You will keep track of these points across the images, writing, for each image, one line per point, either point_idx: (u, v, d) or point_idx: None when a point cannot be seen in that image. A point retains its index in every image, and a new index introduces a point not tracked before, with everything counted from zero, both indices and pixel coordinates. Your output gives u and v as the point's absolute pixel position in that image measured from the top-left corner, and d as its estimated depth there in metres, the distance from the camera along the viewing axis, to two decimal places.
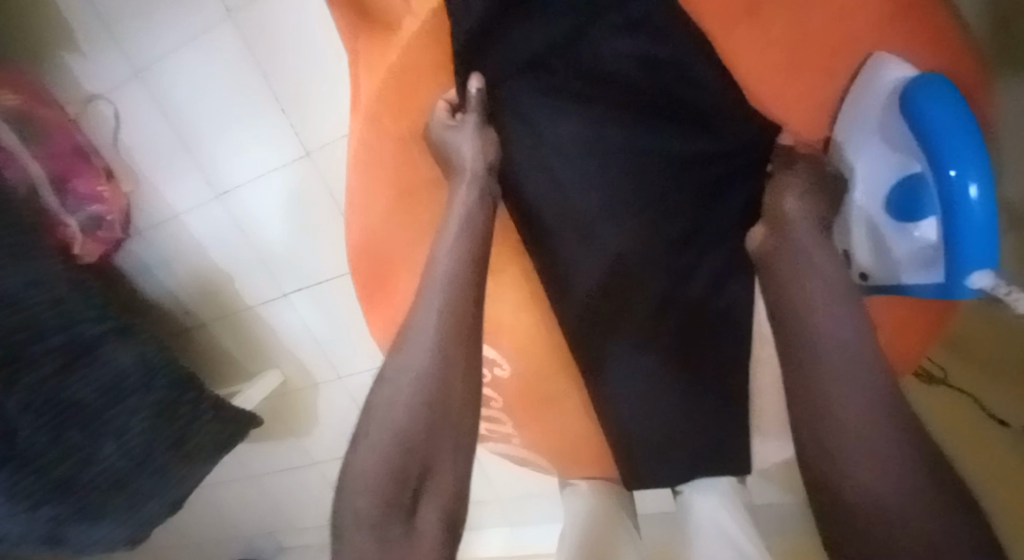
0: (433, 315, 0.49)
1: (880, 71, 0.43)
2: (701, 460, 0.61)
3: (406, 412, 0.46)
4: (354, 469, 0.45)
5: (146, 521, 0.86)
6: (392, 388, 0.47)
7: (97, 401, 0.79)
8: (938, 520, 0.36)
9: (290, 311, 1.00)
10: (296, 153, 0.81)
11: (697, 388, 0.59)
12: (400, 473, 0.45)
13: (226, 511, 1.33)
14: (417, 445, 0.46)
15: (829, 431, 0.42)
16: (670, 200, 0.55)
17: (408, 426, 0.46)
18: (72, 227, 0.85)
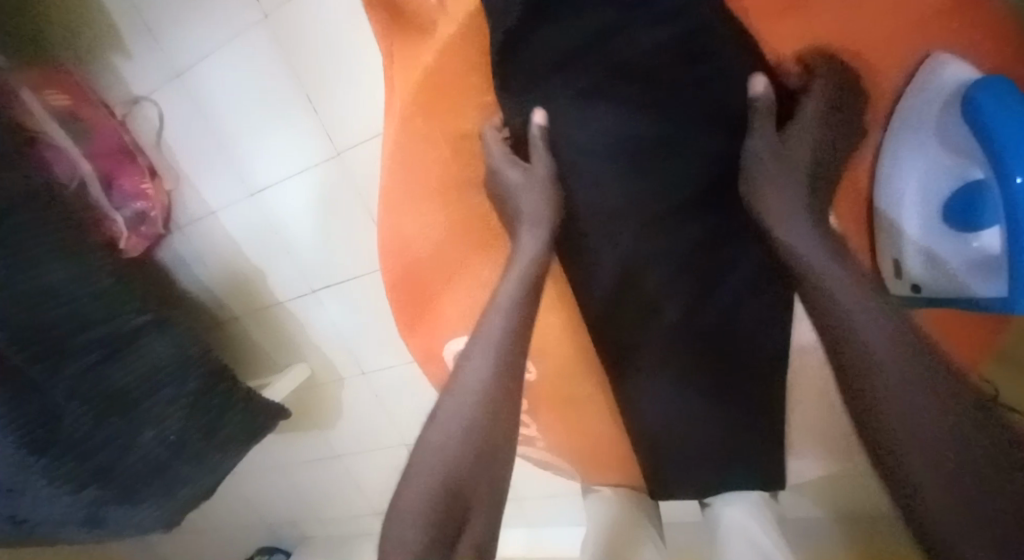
0: (488, 342, 0.46)
1: (936, 74, 0.40)
2: (733, 475, 0.59)
3: (457, 442, 0.42)
4: (403, 499, 0.41)
5: (181, 505, 0.89)
6: (448, 414, 0.43)
7: (138, 390, 0.82)
8: (984, 485, 0.27)
9: (318, 307, 1.01)
10: (326, 153, 0.82)
11: (729, 404, 0.56)
12: (445, 495, 0.40)
13: (254, 499, 1.36)
14: (466, 469, 0.42)
15: (862, 384, 0.32)
16: (707, 203, 0.52)
17: (459, 459, 0.42)
18: (117, 222, 0.90)
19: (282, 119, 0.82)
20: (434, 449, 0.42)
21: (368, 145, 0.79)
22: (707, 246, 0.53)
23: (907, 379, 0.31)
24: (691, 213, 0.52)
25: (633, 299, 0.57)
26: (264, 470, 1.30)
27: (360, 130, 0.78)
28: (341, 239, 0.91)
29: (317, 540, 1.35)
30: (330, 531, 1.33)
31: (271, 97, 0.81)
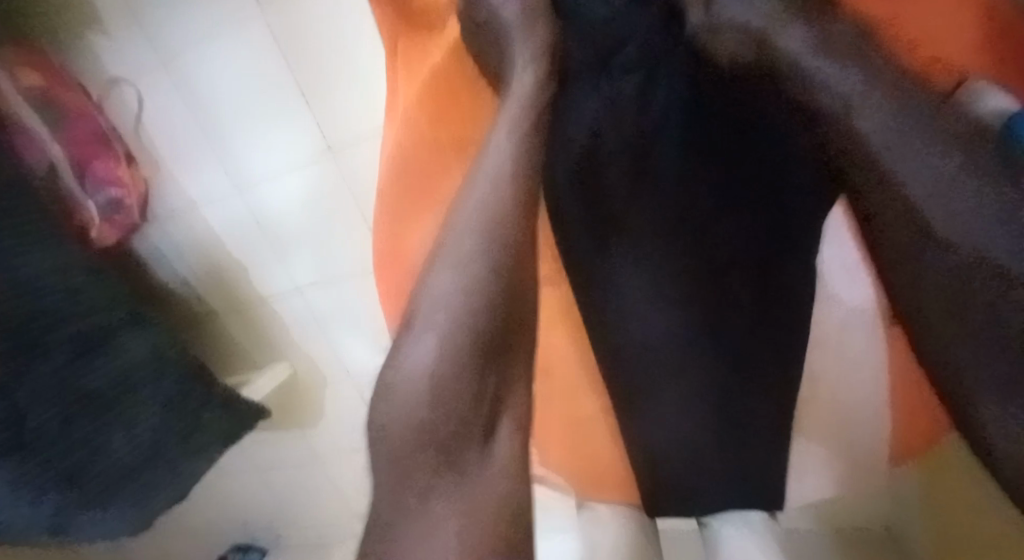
0: (485, 179, 0.35)
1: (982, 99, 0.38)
2: (732, 498, 0.59)
3: (466, 279, 0.32)
4: (401, 369, 0.31)
5: (148, 514, 0.85)
6: (449, 266, 0.33)
7: (110, 392, 0.78)
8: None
9: (304, 305, 0.98)
10: (319, 147, 0.79)
11: (742, 396, 0.54)
12: (475, 362, 0.30)
13: (227, 500, 1.32)
14: (492, 327, 0.31)
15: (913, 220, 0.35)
16: (740, 159, 0.49)
17: (474, 303, 0.31)
18: (89, 211, 0.82)
19: (275, 110, 0.78)
20: (440, 299, 0.32)
21: (367, 141, 0.76)
22: (727, 270, 0.51)
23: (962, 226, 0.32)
24: (710, 237, 0.50)
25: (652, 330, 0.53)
26: (241, 470, 1.26)
27: (359, 126, 0.75)
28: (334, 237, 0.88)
29: (294, 540, 1.32)
30: (310, 530, 1.31)
31: (264, 87, 0.76)
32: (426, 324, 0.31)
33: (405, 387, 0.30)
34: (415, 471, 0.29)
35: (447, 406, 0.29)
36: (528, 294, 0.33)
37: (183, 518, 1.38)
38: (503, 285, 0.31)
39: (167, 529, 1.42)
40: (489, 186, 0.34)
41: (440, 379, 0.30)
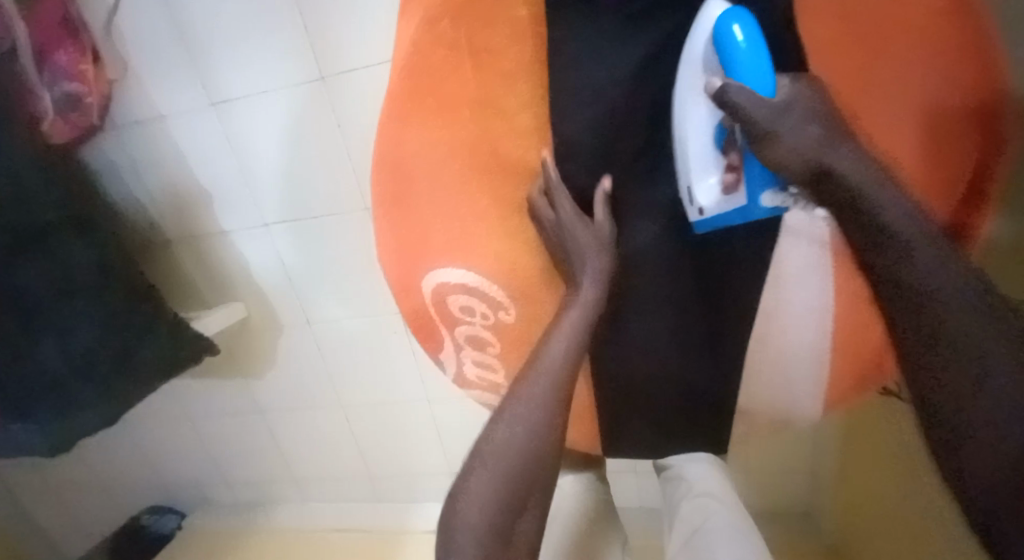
0: (565, 341, 0.49)
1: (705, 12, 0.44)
2: (675, 420, 0.64)
3: (532, 406, 0.48)
4: (464, 487, 0.46)
5: (76, 432, 0.77)
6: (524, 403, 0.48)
7: (43, 292, 0.71)
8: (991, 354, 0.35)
9: (267, 242, 0.95)
10: (310, 75, 0.79)
11: (701, 352, 0.60)
12: (508, 495, 0.45)
13: (147, 452, 1.23)
14: (528, 451, 0.47)
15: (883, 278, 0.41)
16: None
17: (525, 440, 0.47)
18: (43, 102, 0.78)
19: (268, 26, 0.76)
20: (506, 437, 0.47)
21: (365, 74, 0.77)
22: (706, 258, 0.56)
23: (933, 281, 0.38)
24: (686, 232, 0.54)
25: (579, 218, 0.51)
26: (164, 422, 1.18)
27: (357, 58, 0.76)
28: (308, 171, 0.87)
29: (222, 499, 1.27)
30: (240, 492, 1.25)
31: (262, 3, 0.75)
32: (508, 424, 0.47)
33: (495, 452, 0.46)
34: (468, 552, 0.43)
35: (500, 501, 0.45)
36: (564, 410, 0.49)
37: (93, 467, 1.27)
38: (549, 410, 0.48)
39: (66, 482, 1.29)
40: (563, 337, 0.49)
41: (496, 502, 0.44)
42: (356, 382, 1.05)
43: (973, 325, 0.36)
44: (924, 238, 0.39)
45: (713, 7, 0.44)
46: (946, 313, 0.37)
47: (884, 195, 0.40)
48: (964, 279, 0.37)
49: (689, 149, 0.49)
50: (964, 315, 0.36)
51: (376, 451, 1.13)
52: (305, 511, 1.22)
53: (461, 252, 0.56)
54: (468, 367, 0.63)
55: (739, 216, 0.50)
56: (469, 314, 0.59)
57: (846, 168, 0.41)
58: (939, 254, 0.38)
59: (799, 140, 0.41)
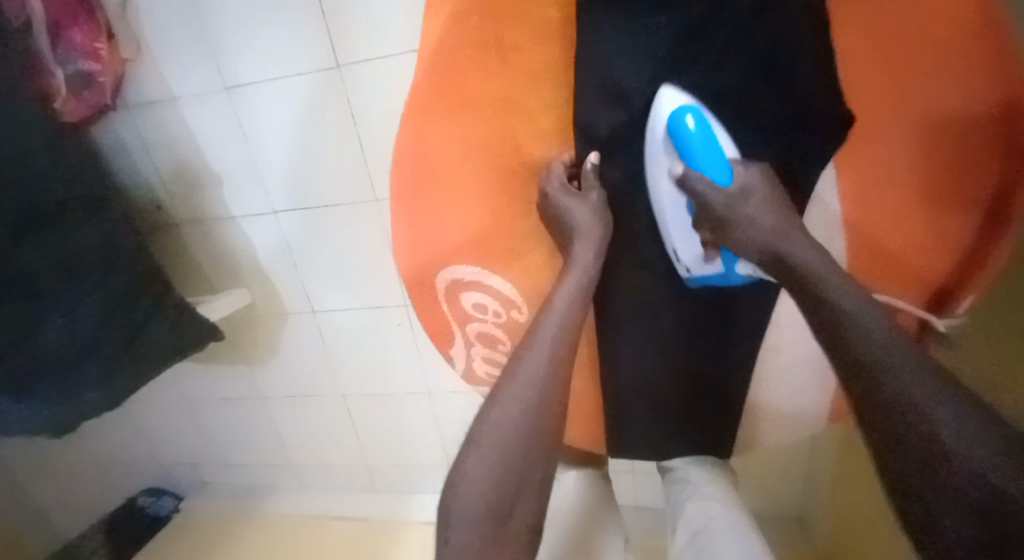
0: (557, 322, 0.48)
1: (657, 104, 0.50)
2: (673, 422, 0.65)
3: (525, 394, 0.45)
4: (457, 475, 0.43)
5: (78, 410, 0.76)
6: (511, 389, 0.45)
7: (53, 269, 0.70)
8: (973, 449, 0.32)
9: (275, 229, 0.95)
10: (326, 64, 0.78)
11: (707, 352, 0.62)
12: (501, 485, 0.43)
13: (146, 433, 1.23)
14: (522, 440, 0.44)
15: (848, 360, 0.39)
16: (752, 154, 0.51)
17: (521, 430, 0.44)
18: (56, 78, 0.77)
19: (285, 12, 0.76)
20: (497, 425, 0.44)
21: (383, 64, 0.77)
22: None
23: (907, 370, 0.36)
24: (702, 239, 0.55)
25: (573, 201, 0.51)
26: (165, 404, 1.18)
27: (375, 48, 0.76)
28: (319, 159, 0.87)
29: (219, 483, 1.27)
30: (237, 477, 1.25)
31: None
32: (498, 408, 0.45)
33: (483, 440, 0.44)
34: (467, 541, 0.42)
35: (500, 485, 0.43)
36: (557, 396, 0.47)
37: (92, 446, 1.27)
38: (544, 391, 0.46)
39: (64, 460, 1.29)
40: (557, 322, 0.48)
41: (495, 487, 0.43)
42: (358, 372, 1.05)
43: (948, 427, 0.33)
44: (886, 332, 0.38)
45: (664, 97, 0.49)
46: (934, 421, 0.34)
47: (845, 292, 0.41)
48: (936, 382, 0.35)
49: (668, 224, 0.54)
50: (947, 416, 0.33)
51: (375, 441, 1.13)
52: (301, 498, 1.22)
53: (476, 250, 0.56)
54: (478, 363, 0.63)
55: (721, 279, 0.55)
56: (482, 310, 0.59)
57: (803, 256, 0.44)
58: (907, 353, 0.37)
59: (755, 227, 0.46)
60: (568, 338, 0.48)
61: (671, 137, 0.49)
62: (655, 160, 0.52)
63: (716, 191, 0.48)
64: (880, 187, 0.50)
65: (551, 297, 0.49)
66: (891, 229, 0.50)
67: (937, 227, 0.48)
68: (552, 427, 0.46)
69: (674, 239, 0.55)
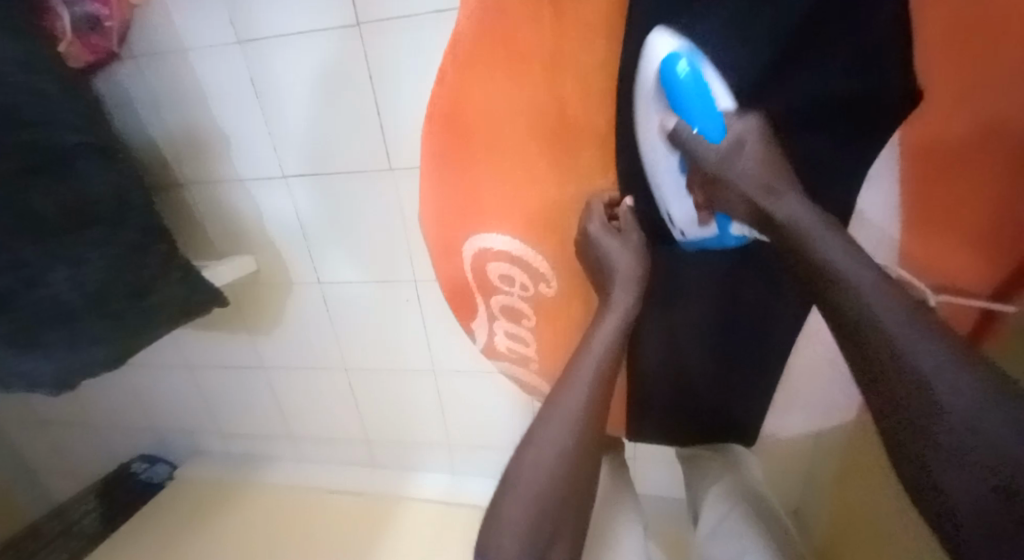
0: (594, 359, 0.46)
1: (649, 53, 0.46)
2: (699, 414, 0.63)
3: (563, 428, 0.43)
4: (498, 508, 0.40)
5: (82, 366, 0.72)
6: (552, 427, 0.43)
7: (59, 217, 0.67)
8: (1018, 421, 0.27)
9: (284, 194, 0.91)
10: (346, 20, 0.75)
11: (737, 341, 0.60)
12: (544, 523, 0.40)
13: (142, 398, 1.20)
14: (561, 481, 0.42)
15: (858, 328, 0.34)
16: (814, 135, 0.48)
17: (561, 467, 0.42)
18: (62, 20, 0.73)
19: None
20: (539, 463, 0.42)
21: (407, 25, 0.74)
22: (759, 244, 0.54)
23: (920, 346, 0.31)
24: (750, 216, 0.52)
25: (616, 241, 0.50)
26: (162, 369, 1.15)
27: (401, 6, 0.72)
28: (335, 122, 0.83)
29: (214, 452, 1.25)
30: (233, 446, 1.23)
31: None
32: (543, 447, 0.42)
33: (526, 478, 0.41)
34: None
35: (544, 528, 0.40)
36: (595, 427, 0.45)
37: (85, 409, 1.24)
38: (584, 428, 0.44)
39: (55, 421, 1.27)
40: (595, 362, 0.46)
41: (545, 493, 0.41)
42: (364, 347, 1.03)
43: (928, 360, 0.30)
44: (880, 284, 0.34)
45: (659, 42, 0.45)
46: (912, 363, 0.30)
47: (832, 246, 0.37)
48: (934, 328, 0.31)
49: (662, 186, 0.50)
50: (932, 363, 0.30)
51: (378, 416, 1.11)
52: (298, 470, 1.20)
53: (508, 215, 0.54)
54: (499, 338, 0.61)
55: (714, 241, 0.52)
56: (508, 283, 0.57)
57: (788, 205, 0.41)
58: (905, 300, 0.33)
59: (742, 181, 0.43)
60: (606, 371, 0.46)
61: (663, 88, 0.46)
62: (648, 117, 0.48)
63: (706, 149, 0.45)
64: (940, 177, 0.45)
65: (587, 337, 0.47)
66: (951, 232, 0.46)
67: (991, 231, 0.44)
68: (589, 448, 0.44)
69: (668, 200, 0.51)
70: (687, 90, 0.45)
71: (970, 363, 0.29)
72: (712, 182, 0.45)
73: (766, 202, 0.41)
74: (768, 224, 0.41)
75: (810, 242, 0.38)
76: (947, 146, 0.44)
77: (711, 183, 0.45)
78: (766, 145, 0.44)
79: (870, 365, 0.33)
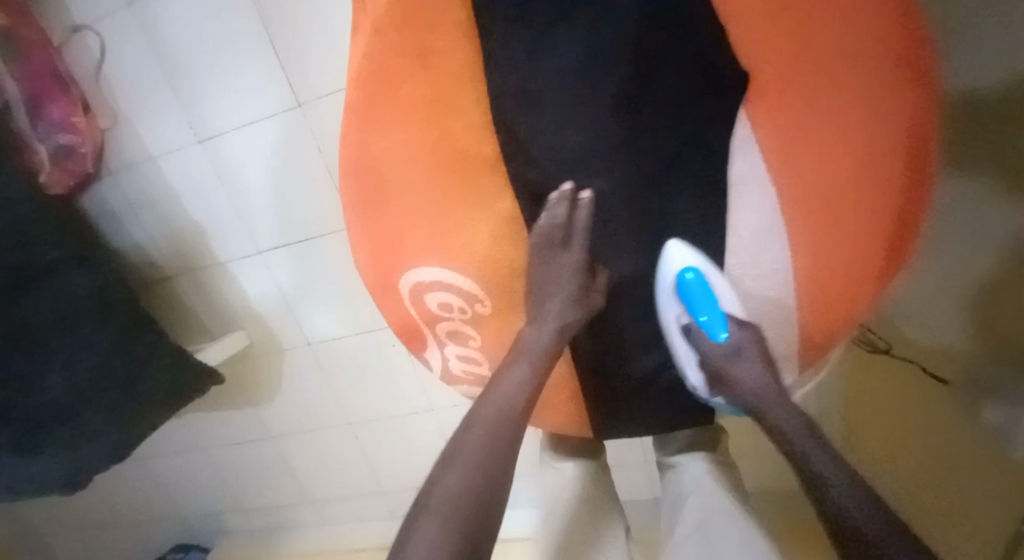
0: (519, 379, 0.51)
1: (666, 258, 0.56)
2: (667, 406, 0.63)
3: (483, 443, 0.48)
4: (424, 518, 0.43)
5: (83, 462, 0.80)
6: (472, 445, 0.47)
7: (49, 324, 0.76)
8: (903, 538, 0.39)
9: (262, 270, 0.99)
10: (289, 104, 0.83)
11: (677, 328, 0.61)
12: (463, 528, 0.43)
13: (167, 487, 1.25)
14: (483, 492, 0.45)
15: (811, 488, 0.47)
16: (672, 124, 0.53)
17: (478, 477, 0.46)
18: (39, 154, 0.82)
19: (245, 58, 0.81)
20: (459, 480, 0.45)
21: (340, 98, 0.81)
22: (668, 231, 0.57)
23: (846, 495, 0.44)
24: (649, 207, 0.54)
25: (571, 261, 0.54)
26: (182, 456, 1.21)
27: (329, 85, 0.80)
28: (295, 196, 0.91)
29: (242, 530, 1.29)
30: (259, 521, 1.27)
31: (235, 39, 0.79)
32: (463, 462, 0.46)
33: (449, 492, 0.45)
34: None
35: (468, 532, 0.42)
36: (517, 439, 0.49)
37: (116, 508, 1.30)
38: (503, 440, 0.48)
39: (91, 523, 1.33)
40: (518, 382, 0.51)
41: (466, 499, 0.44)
42: (359, 401, 1.08)
43: (853, 508, 0.43)
44: (832, 465, 0.46)
45: (672, 251, 0.56)
46: (841, 505, 0.43)
47: (789, 423, 0.51)
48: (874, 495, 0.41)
49: (675, 353, 0.60)
50: (841, 492, 0.44)
51: (387, 469, 1.14)
52: (321, 535, 1.23)
53: (432, 250, 0.58)
54: (453, 362, 0.64)
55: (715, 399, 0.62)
56: (448, 309, 0.60)
57: (759, 393, 0.53)
58: (846, 476, 0.45)
59: (748, 377, 0.53)
60: (527, 387, 0.51)
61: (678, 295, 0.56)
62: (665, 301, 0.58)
63: (711, 344, 0.57)
64: (808, 169, 0.47)
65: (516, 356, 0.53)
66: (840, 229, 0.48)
67: (877, 212, 0.47)
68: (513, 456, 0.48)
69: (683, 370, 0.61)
70: (699, 299, 0.55)
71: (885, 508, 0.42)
72: (718, 371, 0.56)
73: (751, 391, 0.53)
74: (752, 409, 0.53)
75: (776, 418, 0.52)
76: (792, 145, 0.48)
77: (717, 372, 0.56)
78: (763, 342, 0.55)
79: (819, 500, 0.45)
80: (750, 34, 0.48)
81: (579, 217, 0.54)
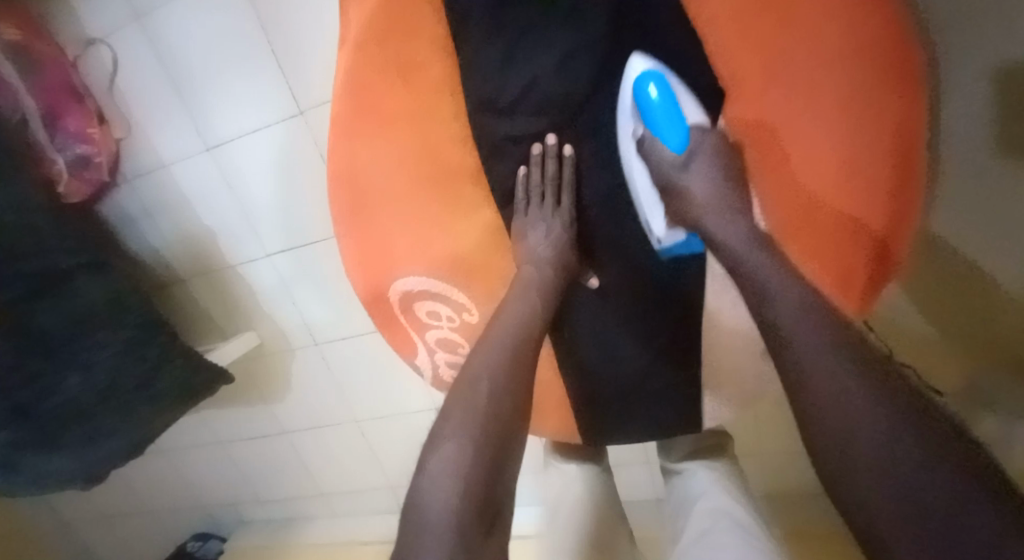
0: (499, 353, 0.48)
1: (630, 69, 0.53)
2: (662, 413, 0.60)
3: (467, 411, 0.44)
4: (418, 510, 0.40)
5: (102, 457, 0.85)
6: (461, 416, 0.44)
7: (66, 330, 0.78)
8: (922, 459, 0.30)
9: (269, 271, 1.01)
10: (290, 110, 0.84)
11: (659, 335, 0.60)
12: (468, 509, 0.40)
13: (188, 479, 1.31)
14: (481, 470, 0.42)
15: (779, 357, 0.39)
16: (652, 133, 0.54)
17: (468, 457, 0.42)
18: (58, 165, 0.87)
19: (246, 68, 0.83)
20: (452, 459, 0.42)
21: None
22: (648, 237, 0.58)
23: (822, 376, 0.36)
24: None
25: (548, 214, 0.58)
26: (201, 450, 1.26)
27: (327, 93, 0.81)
28: (297, 200, 0.92)
29: (259, 520, 1.34)
30: (274, 512, 1.31)
31: (236, 48, 0.81)
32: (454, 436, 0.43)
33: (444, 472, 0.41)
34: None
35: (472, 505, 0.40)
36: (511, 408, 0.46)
37: (142, 497, 1.37)
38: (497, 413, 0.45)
39: (120, 511, 1.40)
40: (499, 351, 0.48)
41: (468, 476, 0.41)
42: (365, 400, 1.10)
43: (837, 404, 0.34)
44: (801, 320, 0.39)
45: (635, 63, 0.52)
46: (811, 391, 0.36)
47: (762, 267, 0.44)
48: (844, 362, 0.35)
49: (637, 186, 0.56)
50: (854, 397, 0.34)
51: (394, 466, 1.16)
52: (333, 526, 1.27)
53: (417, 258, 0.59)
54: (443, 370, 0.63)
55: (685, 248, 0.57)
56: (436, 316, 0.61)
57: (729, 234, 0.48)
58: (853, 366, 0.35)
59: (701, 193, 0.50)
60: (513, 361, 0.48)
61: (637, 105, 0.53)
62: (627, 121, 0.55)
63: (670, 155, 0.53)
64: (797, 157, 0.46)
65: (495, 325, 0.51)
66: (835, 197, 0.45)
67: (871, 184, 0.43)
68: (515, 425, 0.46)
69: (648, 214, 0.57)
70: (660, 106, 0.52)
71: (903, 408, 0.32)
72: (676, 198, 0.52)
73: (712, 228, 0.49)
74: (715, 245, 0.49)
75: (749, 265, 0.45)
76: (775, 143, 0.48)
77: (676, 203, 0.53)
78: (724, 156, 0.51)
79: (788, 381, 0.38)
80: (726, 43, 0.48)
81: (560, 174, 0.58)
